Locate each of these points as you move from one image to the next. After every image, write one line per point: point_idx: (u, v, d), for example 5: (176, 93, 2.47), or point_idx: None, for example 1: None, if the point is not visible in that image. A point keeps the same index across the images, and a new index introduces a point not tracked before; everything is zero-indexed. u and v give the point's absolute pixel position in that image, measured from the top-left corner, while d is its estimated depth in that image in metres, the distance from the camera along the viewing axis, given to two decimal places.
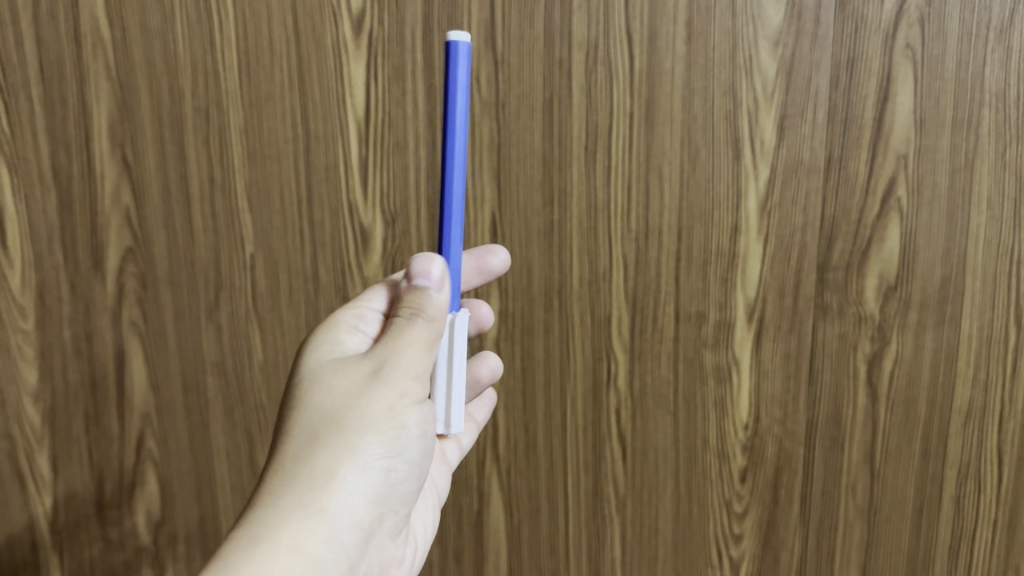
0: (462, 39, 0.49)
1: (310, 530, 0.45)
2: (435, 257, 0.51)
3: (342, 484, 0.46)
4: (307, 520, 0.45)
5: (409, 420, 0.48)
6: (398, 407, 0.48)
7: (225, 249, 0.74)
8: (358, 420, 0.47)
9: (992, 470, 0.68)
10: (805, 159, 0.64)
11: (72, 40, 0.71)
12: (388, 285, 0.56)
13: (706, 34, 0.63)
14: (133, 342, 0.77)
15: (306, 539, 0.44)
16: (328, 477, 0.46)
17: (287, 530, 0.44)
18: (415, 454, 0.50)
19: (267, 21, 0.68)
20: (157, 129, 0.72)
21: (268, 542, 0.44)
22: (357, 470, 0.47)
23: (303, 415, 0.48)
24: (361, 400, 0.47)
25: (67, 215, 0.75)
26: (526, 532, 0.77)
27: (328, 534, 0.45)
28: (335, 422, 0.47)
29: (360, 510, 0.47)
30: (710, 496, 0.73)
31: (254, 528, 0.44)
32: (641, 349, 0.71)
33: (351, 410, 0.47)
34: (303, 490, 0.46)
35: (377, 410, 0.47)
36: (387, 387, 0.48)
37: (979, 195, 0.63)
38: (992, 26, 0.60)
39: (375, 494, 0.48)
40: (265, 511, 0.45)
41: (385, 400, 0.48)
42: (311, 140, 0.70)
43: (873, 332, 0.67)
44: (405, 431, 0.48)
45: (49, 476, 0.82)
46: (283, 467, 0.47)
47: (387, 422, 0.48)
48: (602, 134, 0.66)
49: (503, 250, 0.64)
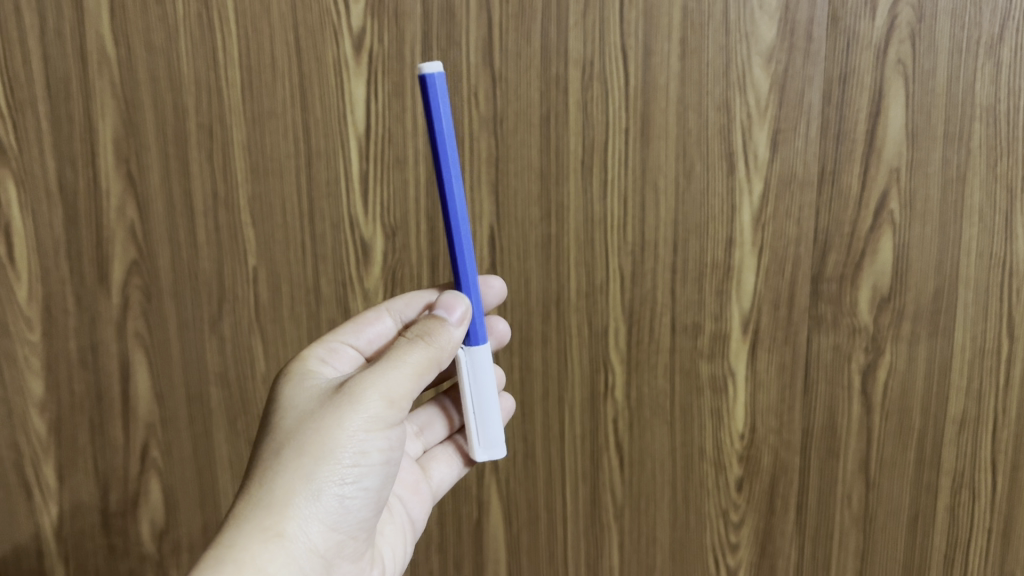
0: (436, 72, 0.49)
1: (268, 553, 0.46)
2: (460, 296, 0.52)
3: (302, 509, 0.47)
4: (265, 544, 0.46)
5: (372, 446, 0.49)
6: (361, 432, 0.49)
7: (229, 262, 0.75)
8: (322, 444, 0.48)
9: (986, 479, 0.69)
10: (799, 173, 0.65)
11: (78, 58, 0.72)
12: (372, 322, 0.60)
13: (700, 50, 0.64)
14: (138, 353, 0.79)
15: (266, 562, 0.45)
16: (289, 500, 0.47)
17: (247, 553, 0.45)
18: (377, 478, 0.50)
19: (269, 39, 0.69)
20: (162, 145, 0.73)
21: (227, 565, 0.45)
22: (317, 495, 0.48)
23: (272, 440, 0.49)
24: (326, 423, 0.48)
25: (72, 228, 0.76)
26: (525, 541, 0.78)
27: (286, 558, 0.46)
28: (299, 445, 0.48)
29: (320, 535, 0.48)
30: (707, 505, 0.74)
31: (217, 551, 0.45)
32: (639, 359, 0.71)
33: (314, 433, 0.48)
34: (264, 514, 0.47)
35: (340, 433, 0.48)
36: (353, 413, 0.48)
37: (971, 207, 0.64)
38: (982, 42, 0.61)
39: (336, 518, 0.49)
40: (227, 534, 0.46)
41: (348, 424, 0.48)
42: (313, 155, 0.71)
43: (867, 343, 0.68)
44: (367, 457, 0.49)
45: (55, 485, 0.83)
46: (249, 491, 0.48)
47: (349, 446, 0.48)
48: (598, 149, 0.67)
49: (497, 280, 0.64)
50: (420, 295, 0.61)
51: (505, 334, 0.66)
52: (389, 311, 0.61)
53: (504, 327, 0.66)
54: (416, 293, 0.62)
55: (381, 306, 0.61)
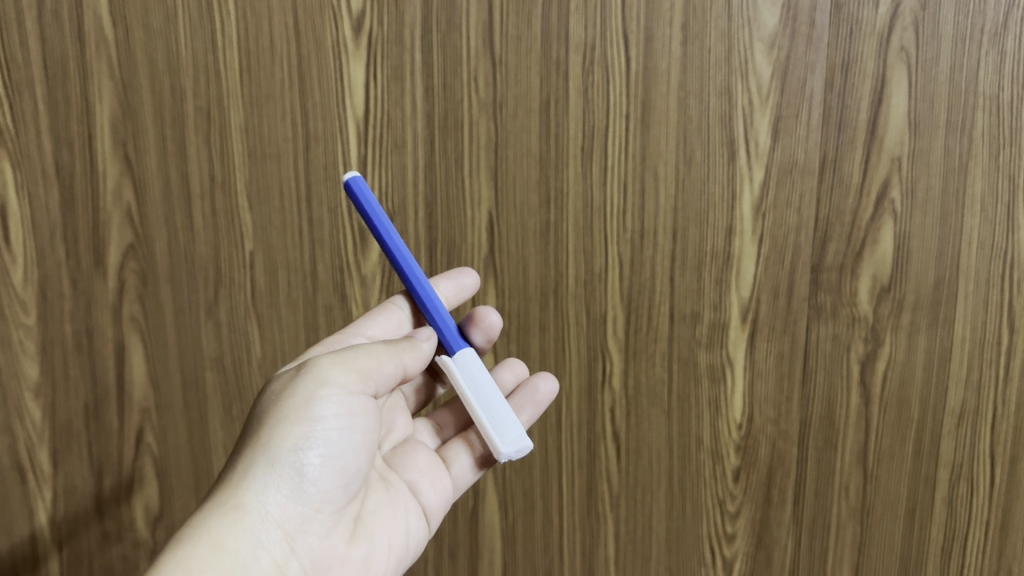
0: (352, 174, 0.58)
1: (223, 524, 0.47)
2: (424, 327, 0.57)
3: (257, 481, 0.48)
4: (221, 516, 0.47)
5: (326, 412, 0.49)
6: (314, 397, 0.49)
7: (225, 246, 0.74)
8: (276, 417, 0.49)
9: (984, 471, 0.68)
10: (800, 161, 0.65)
11: (76, 39, 0.72)
12: (380, 313, 0.61)
13: (702, 36, 0.64)
14: (134, 337, 0.78)
15: (220, 533, 0.46)
16: (244, 472, 0.48)
17: (205, 526, 0.47)
18: (338, 444, 0.50)
19: (268, 21, 0.69)
20: (159, 127, 0.73)
21: (185, 538, 0.46)
22: (270, 464, 0.48)
23: (247, 423, 0.51)
24: (283, 397, 0.50)
25: (68, 211, 0.76)
26: (520, 530, 0.78)
27: (239, 530, 0.47)
28: (260, 421, 0.50)
29: (277, 507, 0.48)
30: (704, 495, 0.74)
31: (182, 528, 0.47)
32: (637, 348, 0.71)
33: (274, 406, 0.50)
34: (224, 488, 0.48)
35: (292, 404, 0.49)
36: (306, 385, 0.49)
37: (973, 197, 0.64)
38: (986, 30, 0.61)
39: (294, 488, 0.49)
40: (196, 512, 0.48)
41: (302, 392, 0.49)
42: (311, 138, 0.71)
43: (866, 333, 0.67)
44: (321, 423, 0.49)
45: (49, 470, 0.82)
46: (220, 474, 0.50)
47: (301, 415, 0.49)
48: (598, 135, 0.67)
49: (471, 269, 0.65)
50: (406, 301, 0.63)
51: (523, 374, 0.66)
52: (395, 306, 0.62)
53: (522, 368, 0.66)
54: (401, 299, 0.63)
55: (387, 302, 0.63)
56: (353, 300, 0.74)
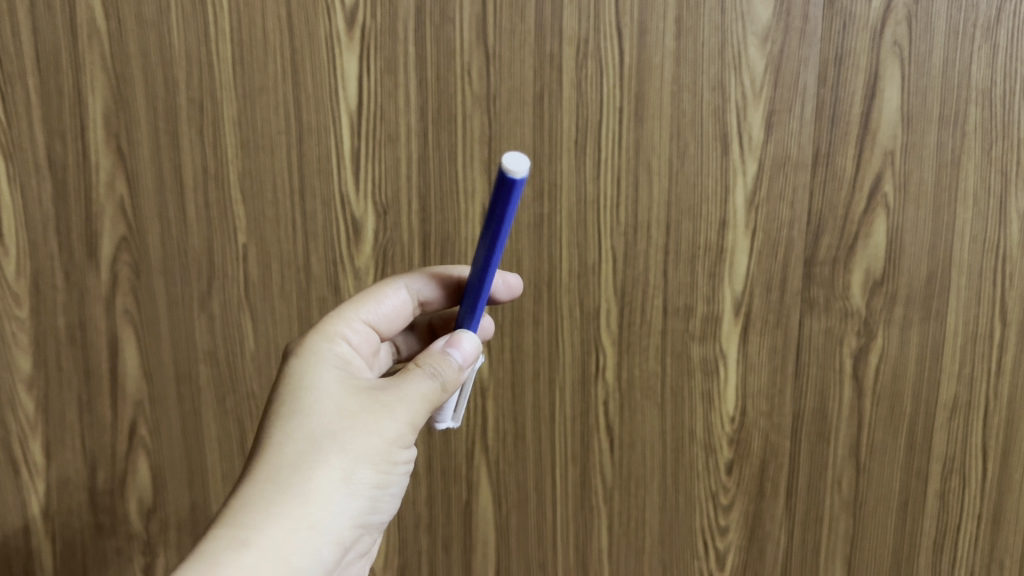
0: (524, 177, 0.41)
1: (297, 545, 0.44)
2: (469, 333, 0.51)
3: (336, 504, 0.46)
4: (294, 535, 0.44)
5: (404, 457, 0.48)
6: (403, 442, 0.47)
7: (218, 239, 0.74)
8: (363, 449, 0.46)
9: (977, 464, 0.69)
10: (792, 156, 0.65)
11: (68, 31, 0.72)
12: (389, 296, 0.57)
13: (696, 30, 0.64)
14: (127, 330, 0.78)
15: (294, 553, 0.44)
16: (323, 495, 0.45)
17: (277, 542, 0.43)
18: (402, 484, 0.50)
19: (261, 13, 0.69)
20: (152, 120, 0.73)
21: (255, 549, 0.42)
22: (350, 494, 0.46)
23: (313, 425, 0.46)
24: (370, 427, 0.47)
25: (62, 204, 0.76)
26: (513, 523, 0.78)
27: (313, 551, 0.44)
28: (341, 442, 0.46)
29: (347, 531, 0.46)
30: (696, 487, 0.74)
31: (243, 532, 0.43)
32: (630, 341, 0.71)
33: (359, 433, 0.46)
34: (297, 503, 0.44)
35: (382, 442, 0.47)
36: (396, 426, 0.47)
37: (965, 191, 0.64)
38: (979, 24, 0.61)
39: (362, 517, 0.47)
40: (254, 515, 0.43)
41: (394, 433, 0.47)
42: (304, 131, 0.71)
43: (859, 326, 0.67)
44: (399, 466, 0.48)
45: (42, 462, 0.82)
46: (278, 475, 0.45)
47: (389, 455, 0.47)
48: (592, 129, 0.67)
49: (515, 281, 0.59)
50: (422, 280, 0.59)
51: None
52: (406, 289, 0.58)
53: None
54: (416, 279, 0.59)
55: (399, 280, 0.58)
56: (347, 292, 0.74)
